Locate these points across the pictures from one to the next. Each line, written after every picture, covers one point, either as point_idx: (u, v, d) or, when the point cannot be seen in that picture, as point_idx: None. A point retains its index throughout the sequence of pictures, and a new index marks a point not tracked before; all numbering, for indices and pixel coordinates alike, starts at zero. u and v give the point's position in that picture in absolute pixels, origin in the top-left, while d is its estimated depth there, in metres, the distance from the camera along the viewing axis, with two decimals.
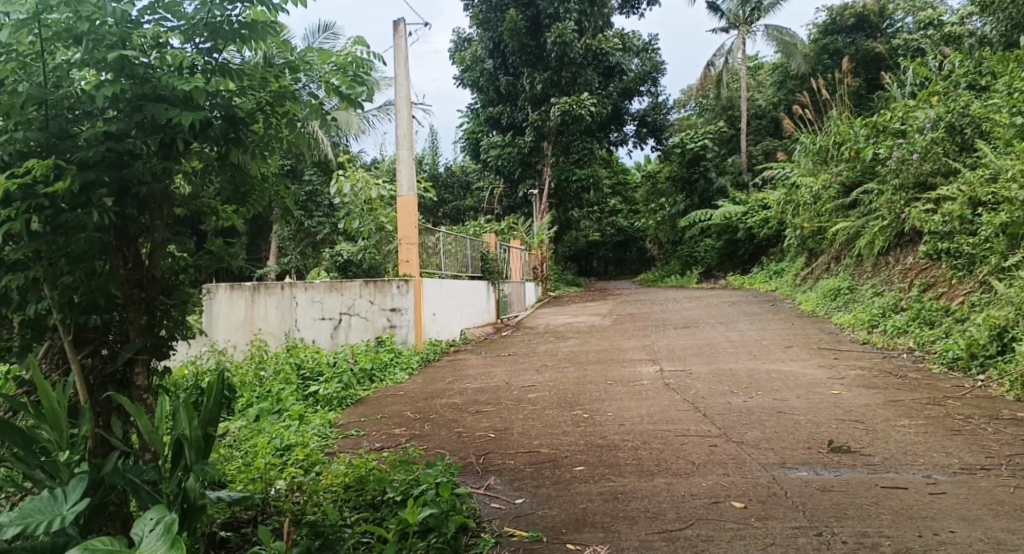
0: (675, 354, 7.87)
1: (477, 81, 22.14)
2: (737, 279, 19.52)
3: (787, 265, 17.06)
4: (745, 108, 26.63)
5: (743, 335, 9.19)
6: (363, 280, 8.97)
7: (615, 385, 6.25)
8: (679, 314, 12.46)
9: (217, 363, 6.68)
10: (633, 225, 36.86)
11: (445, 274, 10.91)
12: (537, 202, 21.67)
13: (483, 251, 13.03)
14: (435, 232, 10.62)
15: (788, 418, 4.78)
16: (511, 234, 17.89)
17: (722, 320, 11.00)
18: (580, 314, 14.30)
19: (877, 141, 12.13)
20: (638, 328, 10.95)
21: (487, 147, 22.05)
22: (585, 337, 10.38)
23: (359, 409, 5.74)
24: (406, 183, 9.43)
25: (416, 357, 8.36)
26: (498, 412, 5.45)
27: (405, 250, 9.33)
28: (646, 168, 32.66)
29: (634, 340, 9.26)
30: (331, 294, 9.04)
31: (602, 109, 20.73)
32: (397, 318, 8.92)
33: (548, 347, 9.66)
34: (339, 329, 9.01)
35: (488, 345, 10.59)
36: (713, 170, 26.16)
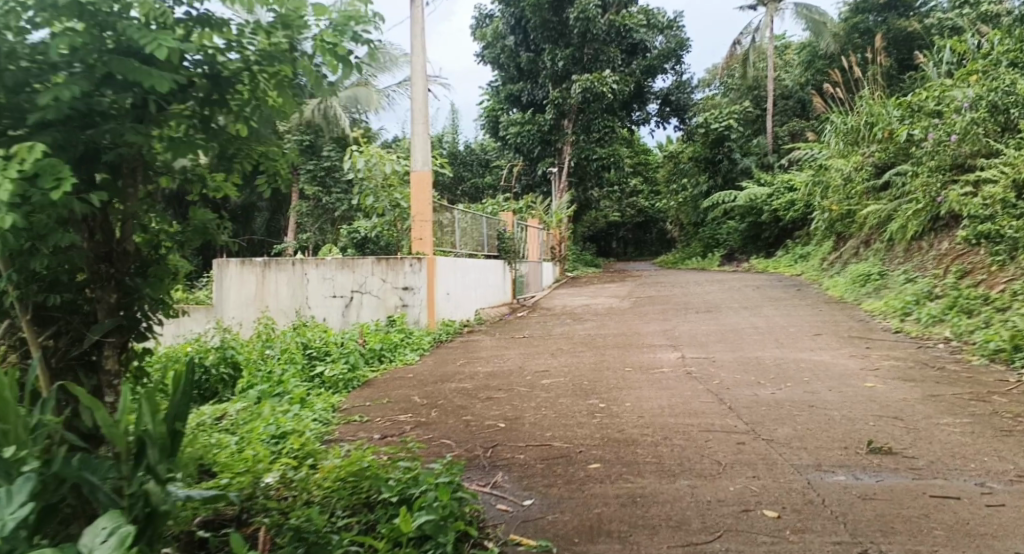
0: (697, 340, 7.52)
1: (498, 58, 21.65)
2: (761, 263, 19.03)
3: (813, 249, 16.58)
4: (772, 87, 25.90)
5: (768, 321, 8.81)
6: (376, 258, 8.68)
7: (634, 372, 5.93)
8: (701, 298, 12.07)
9: (223, 340, 6.39)
10: (654, 206, 36.32)
11: (460, 252, 10.60)
12: (557, 181, 21.27)
13: (500, 229, 12.70)
14: (450, 210, 10.31)
15: (821, 414, 4.44)
16: (529, 214, 17.54)
17: (745, 305, 10.62)
18: (598, 296, 13.96)
19: (911, 121, 11.59)
20: (658, 311, 10.59)
21: (506, 124, 21.64)
22: (603, 320, 10.04)
23: (365, 391, 5.50)
24: (421, 158, 9.11)
25: (428, 338, 8.08)
26: (510, 399, 5.16)
27: (418, 227, 9.03)
28: (669, 148, 32.05)
29: (653, 325, 8.91)
30: (343, 271, 8.76)
31: (624, 86, 20.20)
32: (409, 298, 8.64)
33: (564, 329, 9.35)
34: (350, 307, 8.75)
35: (503, 326, 10.29)
36: (737, 151, 25.53)
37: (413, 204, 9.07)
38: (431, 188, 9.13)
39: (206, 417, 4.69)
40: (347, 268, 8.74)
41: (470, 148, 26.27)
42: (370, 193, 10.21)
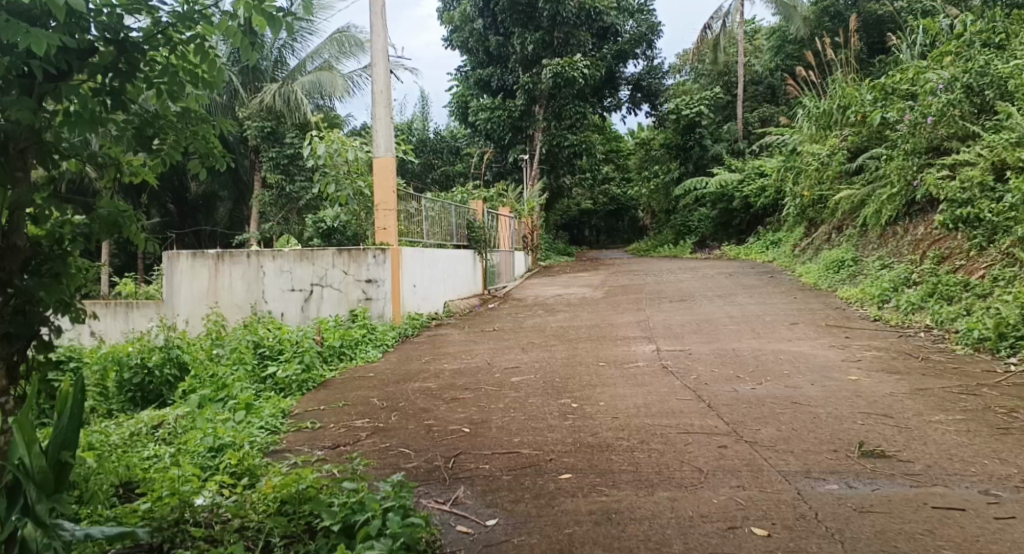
0: (673, 331, 7.25)
1: (466, 43, 21.19)
2: (733, 250, 18.91)
3: (784, 235, 16.47)
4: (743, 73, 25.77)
5: (744, 310, 8.58)
6: (336, 249, 8.30)
7: (607, 368, 5.63)
8: (674, 286, 11.84)
9: (168, 338, 5.99)
10: (626, 194, 36.14)
11: (427, 242, 10.22)
12: (527, 168, 20.91)
13: (469, 218, 12.33)
14: (416, 198, 9.90)
15: (807, 413, 4.17)
16: (499, 202, 17.17)
17: (720, 293, 10.40)
18: (570, 286, 13.67)
19: (885, 104, 11.41)
20: (631, 301, 10.33)
21: (476, 110, 21.20)
22: (575, 311, 9.74)
23: (321, 395, 5.13)
24: (384, 143, 8.70)
25: (393, 333, 7.71)
26: (476, 400, 4.83)
27: (382, 216, 8.62)
28: (640, 135, 31.84)
29: (627, 315, 8.63)
30: (301, 264, 8.37)
31: (595, 71, 19.87)
32: (373, 291, 8.28)
33: (535, 321, 9.04)
34: (310, 301, 8.36)
35: (472, 318, 9.94)
36: (709, 137, 25.34)
37: (376, 192, 8.67)
38: (395, 174, 8.72)
39: (142, 425, 4.29)
40: (306, 260, 8.36)
41: (439, 135, 25.77)
42: (332, 181, 9.76)
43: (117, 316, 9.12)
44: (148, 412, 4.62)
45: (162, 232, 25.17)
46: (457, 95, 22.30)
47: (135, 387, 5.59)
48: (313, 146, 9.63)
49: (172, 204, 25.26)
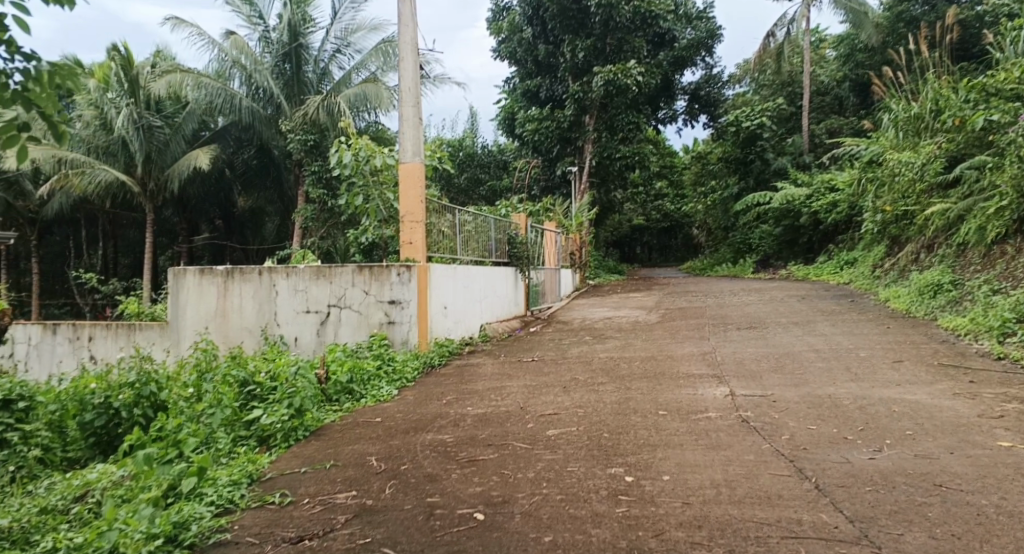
0: (748, 369, 6.01)
1: (515, 52, 20.38)
2: (800, 270, 17.41)
3: (861, 254, 14.98)
4: (808, 82, 24.26)
5: (830, 342, 7.26)
6: (356, 266, 7.34)
7: (673, 419, 4.46)
8: (740, 311, 10.52)
9: (144, 367, 5.10)
10: (680, 210, 34.78)
11: (463, 260, 9.19)
12: (577, 182, 19.80)
13: (510, 233, 11.26)
14: (450, 211, 8.89)
15: (968, 508, 2.93)
16: (545, 217, 16.15)
17: (795, 320, 9.08)
18: (622, 308, 12.46)
19: (987, 105, 9.93)
20: (692, 328, 9.08)
21: (523, 121, 20.19)
22: (628, 338, 8.55)
23: (309, 449, 4.15)
24: (411, 148, 7.72)
25: (418, 366, 6.66)
26: (500, 465, 3.72)
27: (409, 230, 7.63)
28: (695, 149, 30.47)
29: (690, 347, 7.41)
30: (318, 282, 7.44)
31: (650, 79, 18.72)
32: (397, 314, 7.29)
33: (581, 350, 7.89)
34: (326, 324, 7.41)
35: (511, 345, 8.83)
36: (771, 151, 23.83)
37: (402, 203, 7.71)
38: (423, 183, 7.75)
39: (63, 499, 3.43)
40: (323, 277, 7.43)
41: (487, 149, 24.87)
42: (358, 192, 8.78)
43: (121, 338, 8.33)
44: (92, 474, 3.78)
45: (208, 246, 24.99)
46: (505, 108, 21.39)
47: (98, 432, 4.70)
48: (336, 153, 8.68)
49: (219, 219, 25.10)
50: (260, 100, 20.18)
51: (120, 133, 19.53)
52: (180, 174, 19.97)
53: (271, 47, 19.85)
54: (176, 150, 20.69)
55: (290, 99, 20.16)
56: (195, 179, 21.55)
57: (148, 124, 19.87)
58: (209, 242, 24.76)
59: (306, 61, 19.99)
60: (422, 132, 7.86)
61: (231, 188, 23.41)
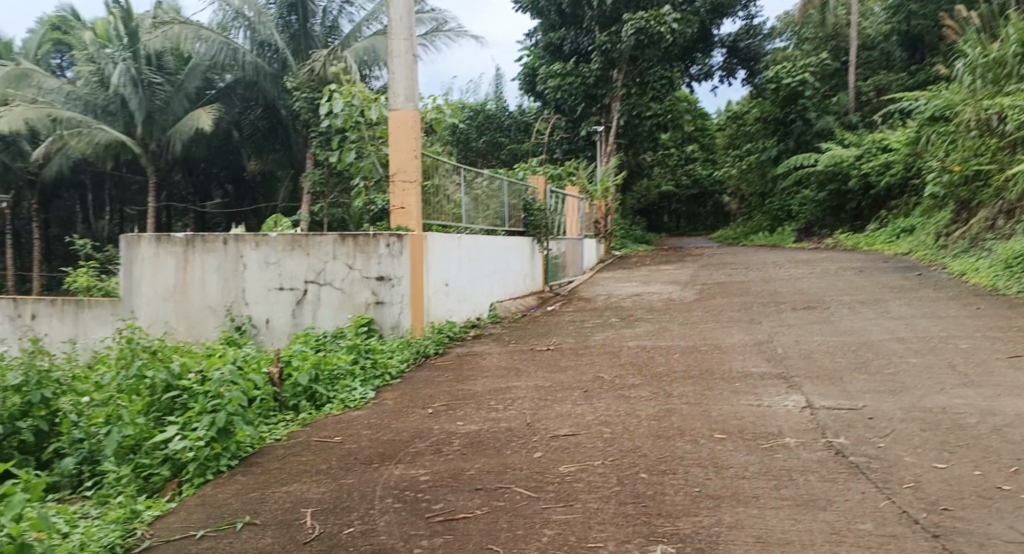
0: (821, 368, 4.69)
1: (537, 3, 18.92)
2: (848, 239, 15.93)
3: (921, 221, 13.44)
4: (856, 35, 22.43)
5: (912, 327, 5.91)
6: (338, 235, 6.21)
7: (736, 450, 3.19)
8: (789, 286, 9.15)
9: (38, 361, 3.95)
10: (711, 176, 33.13)
11: (468, 230, 7.93)
12: (603, 143, 18.39)
13: (527, 197, 9.96)
14: (456, 169, 7.60)
15: None
16: (568, 181, 14.83)
17: (859, 298, 7.71)
18: (652, 282, 11.15)
19: None
20: (737, 309, 7.75)
21: (545, 77, 18.69)
22: (662, 321, 7.26)
23: (223, 492, 3.00)
24: (404, 91, 6.43)
25: (406, 357, 5.53)
26: (486, 534, 2.51)
27: (400, 192, 6.40)
28: (730, 110, 28.74)
29: (740, 334, 6.09)
30: (293, 255, 6.32)
31: (684, 29, 17.18)
32: (385, 293, 6.18)
33: (606, 335, 6.63)
34: (303, 304, 6.31)
35: (525, 328, 7.60)
36: (812, 110, 22.13)
37: (391, 158, 6.45)
38: (418, 134, 6.45)
39: None
40: (298, 248, 6.31)
41: (508, 110, 23.45)
42: (351, 147, 7.34)
43: (70, 315, 7.32)
44: None
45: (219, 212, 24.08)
46: (525, 65, 19.89)
47: None
48: (325, 101, 7.30)
49: (229, 184, 24.19)
50: (265, 56, 18.94)
51: (118, 91, 18.46)
52: (184, 134, 18.91)
53: None
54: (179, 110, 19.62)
55: (297, 54, 18.89)
56: (201, 140, 20.51)
57: (148, 81, 18.82)
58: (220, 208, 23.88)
59: (313, 14, 18.71)
60: (416, 73, 6.55)
61: (240, 152, 22.38)
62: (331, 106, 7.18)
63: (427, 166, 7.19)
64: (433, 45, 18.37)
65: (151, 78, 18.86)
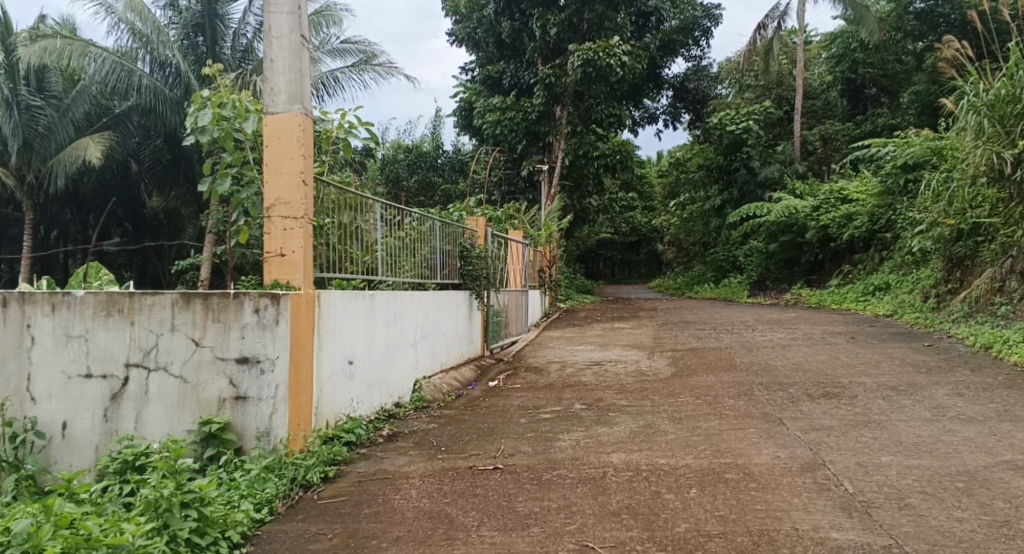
0: (948, 537, 2.85)
1: (474, 34, 17.56)
2: (811, 295, 14.70)
3: (900, 279, 12.19)
4: (801, 84, 21.82)
5: (1002, 437, 4.22)
6: (177, 295, 4.20)
7: None
8: (784, 359, 7.48)
9: None
10: (651, 222, 32.19)
11: (387, 283, 5.93)
12: (545, 185, 16.77)
13: (465, 242, 8.03)
14: (369, 198, 5.57)
15: None
16: (509, 225, 13.07)
17: (888, 381, 6.05)
18: (610, 347, 9.35)
19: None
20: (736, 394, 5.95)
21: (482, 110, 16.98)
22: (644, 412, 5.37)
23: None
24: (287, 88, 4.44)
25: (267, 497, 3.54)
26: None
27: (279, 233, 4.40)
28: (671, 155, 27.86)
29: (769, 447, 4.24)
30: (109, 325, 4.26)
31: (635, 64, 15.91)
32: (250, 384, 4.17)
33: (576, 440, 4.69)
34: (120, 399, 4.24)
35: (462, 421, 5.56)
36: (757, 158, 21.33)
37: (265, 182, 4.42)
38: (307, 148, 4.44)
39: None
40: (117, 314, 4.25)
41: (443, 149, 21.72)
42: (227, 172, 5.13)
43: None
44: None
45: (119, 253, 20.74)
46: (461, 100, 18.24)
47: None
48: (188, 112, 5.05)
49: (128, 223, 20.88)
50: (167, 80, 16.40)
51: None
52: (68, 165, 16.13)
53: (180, 17, 16.20)
54: (64, 137, 16.85)
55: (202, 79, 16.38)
56: (91, 173, 17.74)
57: (26, 103, 16.44)
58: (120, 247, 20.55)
59: (224, 38, 16.44)
60: (305, 62, 4.55)
61: (140, 187, 19.47)
62: (198, 118, 4.93)
63: (333, 203, 5.13)
64: (360, 78, 16.43)
65: (29, 99, 16.48)
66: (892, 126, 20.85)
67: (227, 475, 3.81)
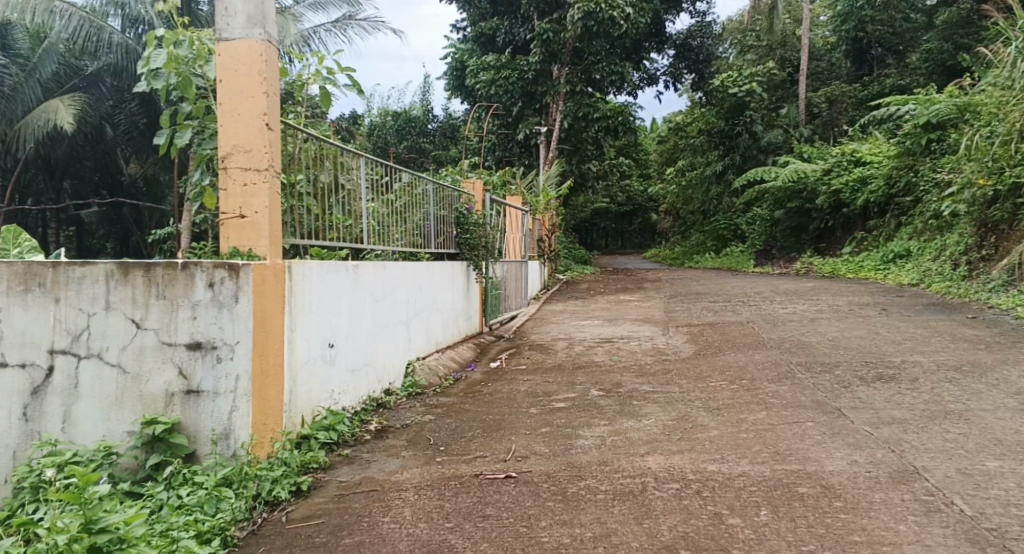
0: None
1: None
2: (823, 264, 13.97)
3: (923, 247, 11.46)
4: (807, 45, 20.87)
5: None
6: (111, 265, 3.37)
7: None
8: (817, 335, 6.76)
9: None
10: (648, 191, 31.31)
11: (376, 252, 5.10)
12: (543, 149, 15.85)
13: (461, 207, 7.19)
14: (353, 154, 4.71)
15: None
16: (505, 191, 12.20)
17: (945, 361, 5.34)
18: (618, 321, 8.58)
19: None
20: (775, 377, 5.21)
21: (475, 70, 15.97)
22: (674, 401, 4.62)
23: None
24: (242, 6, 3.52)
25: (219, 526, 2.79)
26: None
27: (239, 190, 3.55)
28: (669, 121, 26.91)
29: (840, 450, 3.50)
30: (29, 303, 3.42)
31: (638, 18, 14.93)
32: (204, 375, 3.35)
33: (602, 438, 3.93)
34: (41, 394, 3.42)
35: (462, 411, 4.78)
36: (760, 122, 20.45)
37: (220, 126, 3.55)
38: (269, 83, 3.56)
39: None
40: (37, 289, 3.41)
41: (434, 114, 20.74)
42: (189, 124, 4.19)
43: None
44: None
45: (97, 222, 19.59)
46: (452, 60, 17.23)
47: None
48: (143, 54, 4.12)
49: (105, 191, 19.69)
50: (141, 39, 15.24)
51: None
52: (34, 130, 14.98)
53: None
54: (31, 99, 15.70)
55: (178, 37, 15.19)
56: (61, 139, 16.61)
57: None
58: (97, 217, 19.44)
59: None
60: None
61: (116, 153, 18.36)
62: (148, 59, 4.02)
63: (311, 158, 4.28)
64: (344, 34, 15.38)
65: None
66: (901, 87, 19.99)
67: (172, 494, 3.03)
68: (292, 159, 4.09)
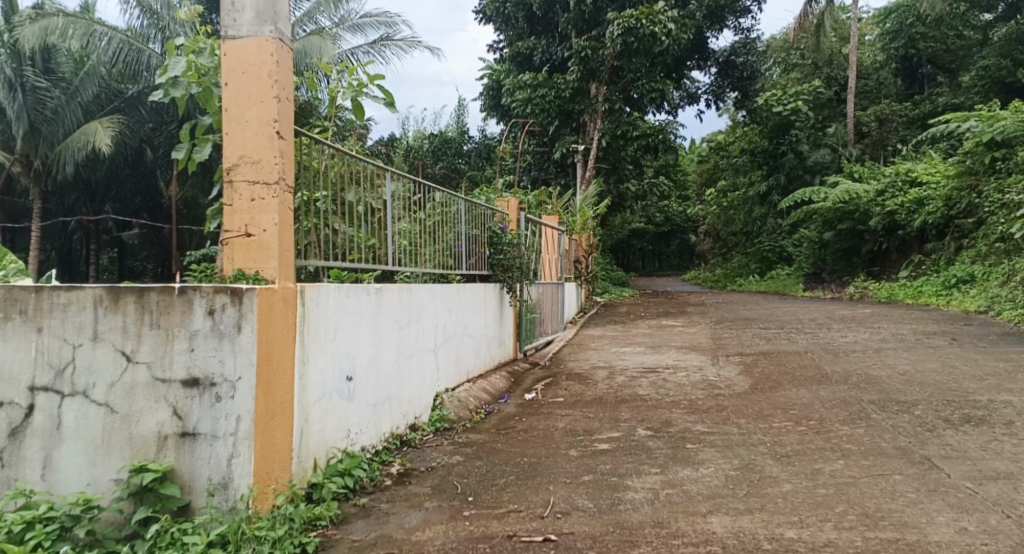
0: None
1: (502, 10, 16.33)
2: (878, 289, 13.20)
3: (991, 271, 10.67)
4: (855, 61, 20.15)
5: None
6: (100, 291, 3.00)
7: None
8: (886, 368, 6.14)
9: None
10: (687, 212, 30.62)
11: (404, 274, 4.69)
12: (581, 169, 15.41)
13: (494, 227, 6.76)
14: (380, 167, 4.32)
15: None
16: (541, 211, 11.77)
17: None
18: (662, 349, 8.03)
19: None
20: (846, 417, 4.63)
21: (512, 88, 15.65)
22: (734, 446, 4.09)
23: None
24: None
25: None
26: None
27: (245, 205, 3.16)
28: (710, 140, 26.28)
29: (943, 513, 2.94)
30: (8, 334, 3.08)
31: (681, 34, 14.46)
32: (200, 416, 2.94)
33: (655, 490, 3.43)
34: (20, 436, 3.06)
35: (495, 451, 4.30)
36: (806, 141, 19.73)
37: (226, 133, 3.18)
38: (279, 85, 3.18)
39: None
40: (19, 318, 3.06)
41: (470, 135, 20.54)
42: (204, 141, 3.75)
43: None
44: None
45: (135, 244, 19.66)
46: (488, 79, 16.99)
47: None
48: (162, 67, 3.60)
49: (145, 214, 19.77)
50: None
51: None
52: (73, 152, 15.04)
53: None
54: (72, 122, 15.73)
55: None
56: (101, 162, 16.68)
57: (32, 86, 15.20)
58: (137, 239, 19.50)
59: None
60: None
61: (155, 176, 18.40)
62: (167, 68, 3.53)
63: (336, 172, 3.89)
64: (381, 55, 15.16)
65: (35, 81, 15.24)
66: (956, 105, 19.12)
67: None
68: (317, 174, 3.71)
